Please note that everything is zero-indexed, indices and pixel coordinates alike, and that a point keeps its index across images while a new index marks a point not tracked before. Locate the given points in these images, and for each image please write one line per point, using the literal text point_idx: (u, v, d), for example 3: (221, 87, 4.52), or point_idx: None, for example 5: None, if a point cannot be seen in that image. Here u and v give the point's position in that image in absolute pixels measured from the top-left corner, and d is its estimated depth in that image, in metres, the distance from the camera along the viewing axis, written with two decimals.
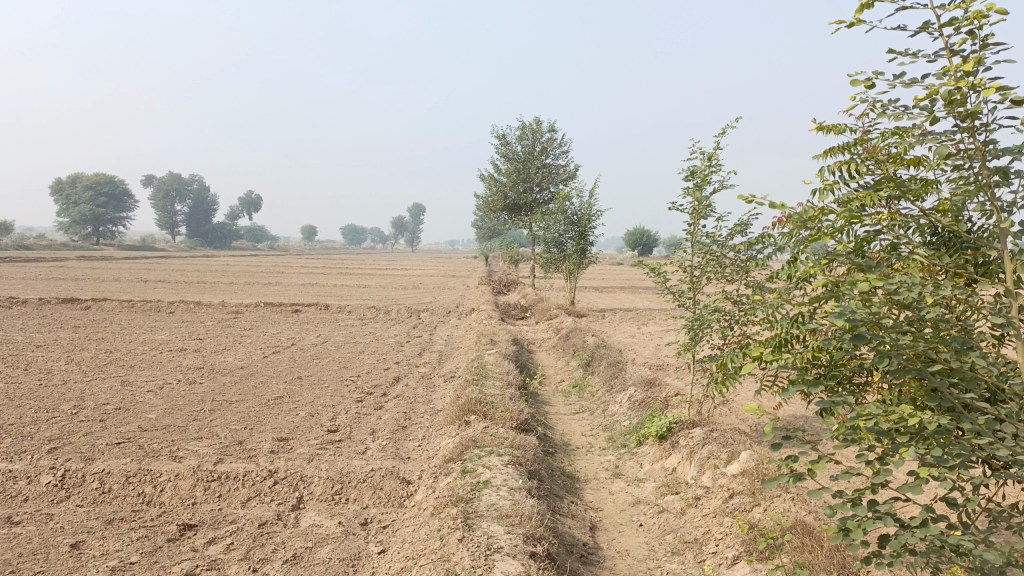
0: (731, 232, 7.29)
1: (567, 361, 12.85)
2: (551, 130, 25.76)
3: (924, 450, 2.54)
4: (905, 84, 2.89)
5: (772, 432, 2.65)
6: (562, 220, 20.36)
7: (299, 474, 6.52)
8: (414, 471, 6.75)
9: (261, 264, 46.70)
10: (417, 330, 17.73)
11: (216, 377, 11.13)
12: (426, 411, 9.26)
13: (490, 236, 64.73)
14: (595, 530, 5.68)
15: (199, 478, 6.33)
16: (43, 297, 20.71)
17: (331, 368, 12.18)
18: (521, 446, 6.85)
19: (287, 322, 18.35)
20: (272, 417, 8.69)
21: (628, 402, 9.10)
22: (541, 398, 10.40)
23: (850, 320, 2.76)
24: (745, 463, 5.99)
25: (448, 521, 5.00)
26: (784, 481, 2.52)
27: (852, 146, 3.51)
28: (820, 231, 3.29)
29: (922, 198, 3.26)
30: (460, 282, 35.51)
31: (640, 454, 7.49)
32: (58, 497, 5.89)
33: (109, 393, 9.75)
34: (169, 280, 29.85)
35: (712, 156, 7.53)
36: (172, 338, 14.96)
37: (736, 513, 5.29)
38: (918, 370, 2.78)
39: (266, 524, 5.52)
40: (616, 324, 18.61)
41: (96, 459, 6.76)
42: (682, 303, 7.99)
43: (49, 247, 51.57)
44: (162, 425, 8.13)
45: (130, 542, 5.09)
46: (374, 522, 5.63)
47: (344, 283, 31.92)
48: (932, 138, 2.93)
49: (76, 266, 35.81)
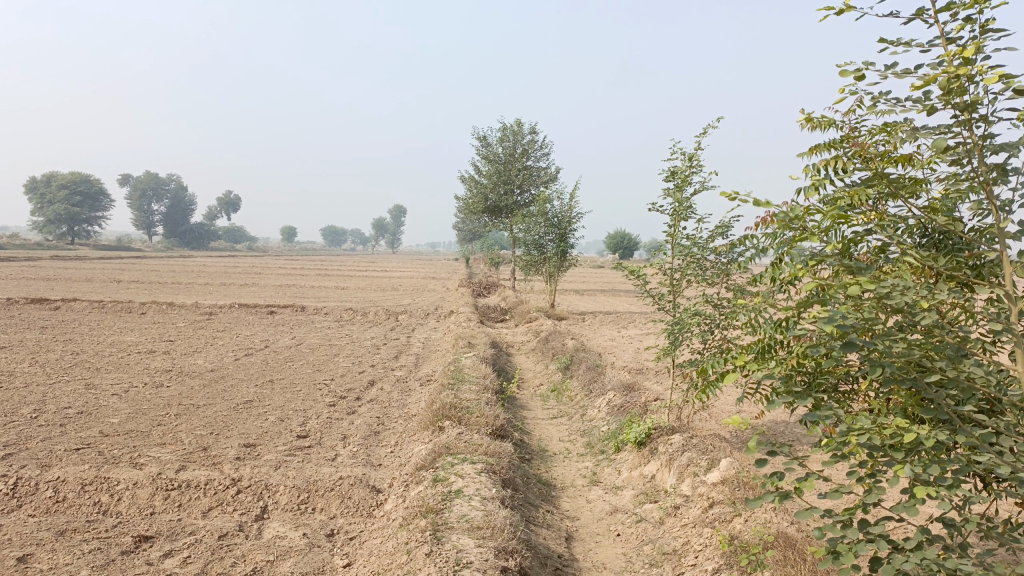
0: (712, 234, 7.13)
1: (546, 365, 12.66)
2: (532, 131, 25.60)
3: (920, 467, 2.36)
4: (898, 75, 2.75)
5: (756, 446, 2.45)
6: (542, 222, 20.16)
7: (264, 483, 6.26)
8: (385, 479, 6.52)
9: (238, 265, 46.16)
10: (394, 332, 17.46)
11: (185, 379, 10.81)
12: (400, 416, 9.03)
13: (470, 238, 64.34)
14: (570, 541, 5.50)
15: (159, 487, 6.05)
16: (9, 296, 20.17)
17: (305, 371, 11.89)
18: (495, 453, 6.64)
19: (262, 323, 18.00)
20: (240, 422, 8.40)
21: (607, 407, 8.92)
22: (518, 403, 10.20)
23: (840, 326, 2.59)
24: (726, 471, 5.82)
25: (416, 534, 4.78)
26: (769, 499, 2.33)
27: (838, 143, 3.38)
28: (807, 230, 3.12)
29: (913, 197, 3.11)
30: (440, 284, 35.22)
31: (618, 461, 7.31)
32: (8, 507, 5.59)
33: (71, 397, 9.40)
34: (143, 280, 29.35)
35: (693, 156, 7.37)
36: (142, 340, 14.57)
37: (716, 524, 5.12)
38: (912, 380, 2.63)
39: (226, 536, 5.26)
40: (596, 327, 18.48)
41: (52, 465, 6.46)
42: (662, 305, 7.81)
43: (21, 245, 50.58)
44: (124, 430, 7.83)
45: (81, 555, 4.81)
46: (341, 533, 5.41)
47: (322, 284, 31.49)
48: (928, 131, 2.78)
49: (47, 265, 35.07)
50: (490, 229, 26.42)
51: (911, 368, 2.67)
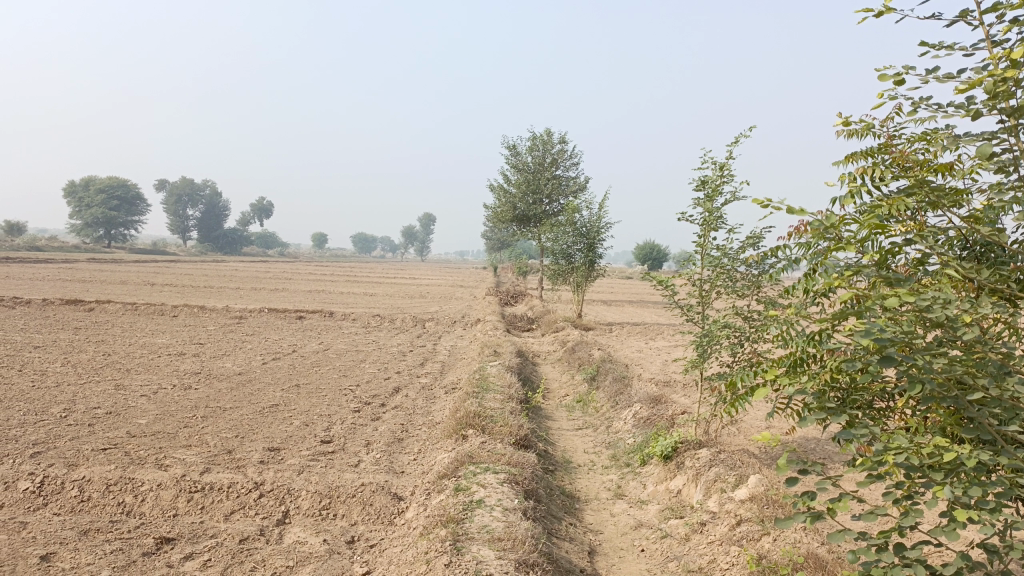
0: (742, 245, 7.00)
1: (571, 376, 12.56)
2: (562, 141, 25.55)
3: (961, 489, 2.23)
4: (940, 79, 2.65)
5: (786, 464, 2.34)
6: (570, 231, 20.07)
7: (286, 487, 6.25)
8: (407, 487, 6.48)
9: (268, 271, 46.63)
10: (421, 339, 17.47)
11: (212, 382, 10.89)
12: (424, 424, 8.99)
13: (499, 247, 64.34)
14: (593, 555, 5.40)
15: (182, 489, 6.06)
16: (45, 297, 20.56)
17: (331, 376, 11.92)
18: (518, 463, 6.55)
19: (290, 328, 18.13)
20: (265, 426, 8.42)
21: (632, 419, 8.80)
22: (543, 413, 10.11)
23: (877, 339, 2.49)
24: (754, 488, 5.69)
25: (436, 544, 4.72)
26: (800, 520, 2.23)
27: (875, 152, 3.28)
28: (841, 240, 3.02)
29: (955, 207, 2.99)
30: (468, 292, 35.26)
31: (643, 474, 7.19)
32: (35, 505, 5.63)
33: (101, 397, 9.52)
34: (175, 283, 29.79)
35: (724, 166, 7.25)
36: (172, 342, 14.74)
37: (743, 542, 5.00)
38: (952, 398, 2.50)
39: (247, 540, 5.25)
40: (623, 338, 18.32)
41: (79, 465, 6.51)
42: (690, 317, 7.69)
43: (61, 248, 51.69)
44: (151, 431, 7.89)
45: (103, 555, 4.82)
46: (361, 540, 5.37)
47: (350, 291, 31.68)
48: (971, 138, 2.67)
49: (84, 268, 35.72)
50: (518, 238, 26.39)
51: (951, 385, 2.55)
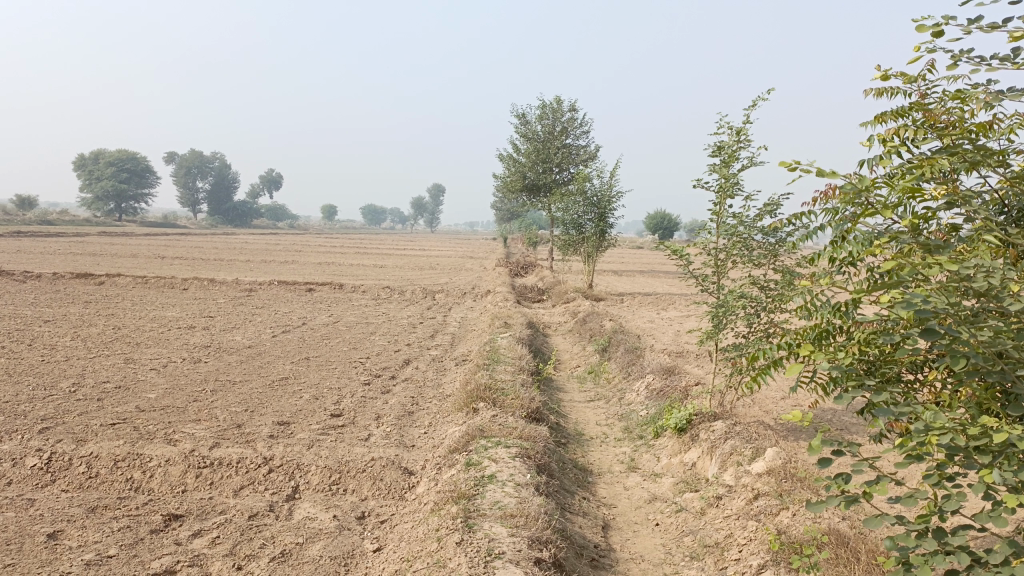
0: (760, 212, 6.79)
1: (583, 347, 12.43)
2: (572, 109, 25.08)
3: (1011, 471, 2.06)
4: (984, 30, 2.45)
5: (819, 444, 2.18)
6: (581, 201, 19.80)
7: (296, 462, 6.17)
8: (418, 461, 6.39)
9: (277, 243, 46.55)
10: (431, 311, 17.38)
11: (222, 355, 10.84)
12: (435, 396, 8.91)
13: (508, 218, 64.11)
14: (607, 530, 5.31)
15: (191, 464, 6.00)
16: (56, 271, 20.59)
17: (341, 349, 11.84)
18: (530, 437, 6.44)
19: (300, 300, 18.05)
20: (275, 399, 8.35)
21: (646, 391, 8.68)
22: (555, 384, 10.02)
23: (918, 311, 2.33)
24: (772, 462, 5.55)
25: (447, 521, 4.63)
26: (835, 503, 2.08)
27: (908, 111, 3.11)
28: (873, 207, 2.85)
29: (992, 169, 2.81)
30: (478, 263, 35.09)
31: (657, 447, 7.08)
32: (42, 481, 5.58)
33: (110, 371, 9.46)
34: (185, 256, 29.73)
35: (742, 130, 7.02)
36: (182, 315, 14.69)
37: (761, 517, 4.89)
38: (997, 372, 2.35)
39: (256, 516, 5.18)
40: (635, 309, 18.16)
41: (87, 441, 6.45)
42: (705, 287, 7.46)
43: (72, 222, 51.89)
44: (160, 405, 7.84)
45: (110, 533, 4.76)
46: (372, 516, 5.30)
47: (361, 263, 31.55)
48: (1017, 93, 2.48)
49: (93, 241, 35.72)
50: (528, 209, 26.11)
51: (994, 358, 2.39)
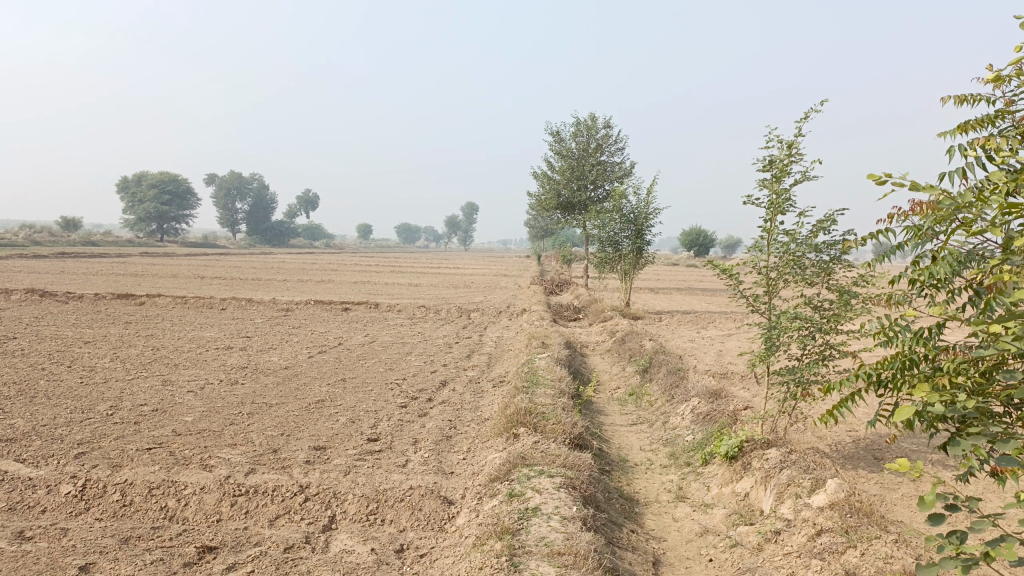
0: (814, 228, 6.47)
1: (623, 367, 12.11)
2: (607, 126, 24.85)
3: None
4: None
5: (932, 497, 1.90)
6: (618, 218, 19.49)
7: (332, 491, 5.98)
8: (457, 490, 6.17)
9: (312, 262, 47.03)
10: (467, 330, 17.22)
11: (259, 377, 10.75)
12: (473, 420, 8.69)
13: (541, 236, 64.07)
14: (658, 566, 5.02)
15: (226, 492, 5.84)
16: (99, 291, 20.85)
17: (377, 370, 11.70)
18: (574, 466, 6.17)
19: (336, 320, 18.02)
20: (311, 423, 8.20)
21: (691, 415, 8.34)
22: (595, 407, 9.75)
23: None
24: (834, 494, 5.20)
25: (491, 559, 4.41)
26: (950, 568, 1.81)
27: (993, 120, 2.83)
28: (966, 224, 2.57)
29: None
30: (512, 281, 34.93)
31: (706, 475, 6.75)
32: (76, 510, 5.47)
33: (148, 393, 9.42)
34: (224, 276, 29.97)
35: (793, 143, 6.72)
36: (220, 336, 14.71)
37: (825, 555, 4.57)
38: None
39: (292, 548, 4.99)
40: (674, 327, 17.83)
41: (123, 467, 6.35)
42: (756, 307, 7.14)
43: (116, 243, 52.92)
44: (197, 429, 7.73)
45: (143, 566, 4.60)
46: (411, 549, 5.08)
47: (395, 282, 31.57)
48: None
49: (136, 261, 36.25)
50: (562, 227, 25.90)
51: None
